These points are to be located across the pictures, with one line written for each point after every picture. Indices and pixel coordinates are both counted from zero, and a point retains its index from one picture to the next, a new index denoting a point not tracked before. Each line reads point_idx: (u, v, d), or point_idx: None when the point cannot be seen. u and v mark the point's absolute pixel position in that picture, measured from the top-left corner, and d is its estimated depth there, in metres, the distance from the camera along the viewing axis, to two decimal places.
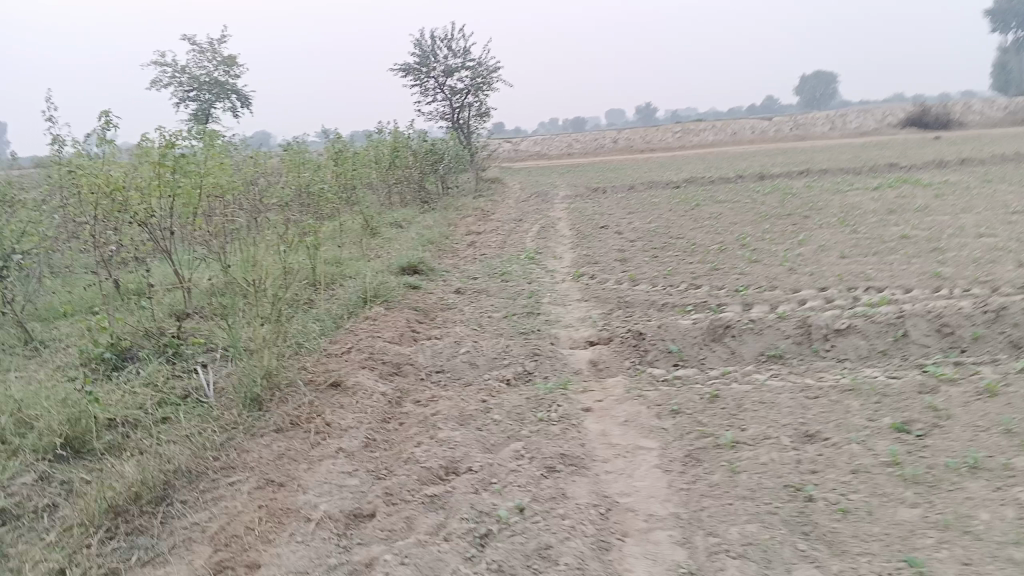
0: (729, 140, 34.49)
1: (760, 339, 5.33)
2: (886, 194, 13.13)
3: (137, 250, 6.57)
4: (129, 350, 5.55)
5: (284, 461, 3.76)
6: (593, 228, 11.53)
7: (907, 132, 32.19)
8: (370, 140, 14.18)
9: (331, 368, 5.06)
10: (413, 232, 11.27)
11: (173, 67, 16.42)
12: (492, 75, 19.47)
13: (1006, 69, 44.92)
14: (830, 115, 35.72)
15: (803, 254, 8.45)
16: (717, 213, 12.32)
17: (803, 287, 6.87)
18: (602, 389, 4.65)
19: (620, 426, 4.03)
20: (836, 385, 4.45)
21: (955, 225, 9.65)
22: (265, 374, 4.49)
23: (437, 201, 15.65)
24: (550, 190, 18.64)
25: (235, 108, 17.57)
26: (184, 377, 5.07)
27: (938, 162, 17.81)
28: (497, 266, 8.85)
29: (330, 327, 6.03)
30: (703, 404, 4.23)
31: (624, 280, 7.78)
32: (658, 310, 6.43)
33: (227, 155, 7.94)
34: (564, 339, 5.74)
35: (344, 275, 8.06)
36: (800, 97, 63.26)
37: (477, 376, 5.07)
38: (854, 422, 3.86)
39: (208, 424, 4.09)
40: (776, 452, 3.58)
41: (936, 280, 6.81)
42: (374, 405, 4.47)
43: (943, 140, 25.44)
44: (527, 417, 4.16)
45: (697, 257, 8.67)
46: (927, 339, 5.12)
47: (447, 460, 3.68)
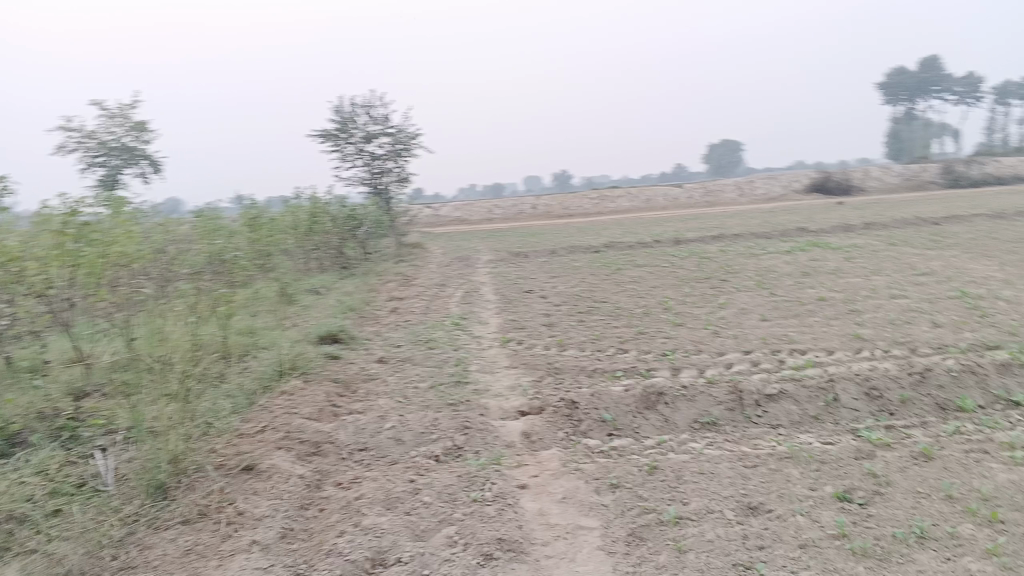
0: (644, 205, 35.33)
1: (693, 406, 5.23)
2: (799, 257, 13.51)
3: (33, 324, 6.12)
4: (19, 435, 5.09)
5: (191, 558, 3.39)
6: (517, 293, 11.43)
7: (811, 197, 33.65)
8: (287, 205, 13.86)
9: (244, 449, 4.71)
10: (332, 299, 10.95)
11: (80, 132, 15.84)
12: (411, 142, 19.49)
13: (897, 140, 47.78)
14: (739, 182, 37.07)
15: (726, 317, 8.52)
16: (639, 277, 12.42)
17: (729, 350, 6.87)
18: (536, 463, 4.45)
19: (557, 504, 3.82)
20: (773, 452, 4.36)
21: (868, 287, 9.93)
22: (171, 459, 4.13)
23: (357, 266, 15.36)
24: (471, 255, 18.57)
25: (145, 174, 17.02)
26: (81, 463, 4.65)
27: (844, 226, 18.54)
28: (421, 333, 8.62)
29: (244, 404, 5.67)
30: (642, 477, 4.07)
31: (551, 345, 7.66)
32: (588, 376, 6.30)
33: (134, 221, 7.58)
34: (493, 409, 5.54)
35: (259, 345, 7.69)
36: (708, 164, 65.62)
37: (403, 454, 4.80)
38: (796, 492, 3.76)
39: (106, 518, 3.71)
40: (722, 528, 3.44)
41: (857, 342, 6.91)
42: (292, 490, 4.15)
43: (845, 206, 26.62)
44: (459, 498, 3.91)
45: (622, 321, 8.64)
46: (857, 403, 5.13)
47: (375, 550, 3.40)
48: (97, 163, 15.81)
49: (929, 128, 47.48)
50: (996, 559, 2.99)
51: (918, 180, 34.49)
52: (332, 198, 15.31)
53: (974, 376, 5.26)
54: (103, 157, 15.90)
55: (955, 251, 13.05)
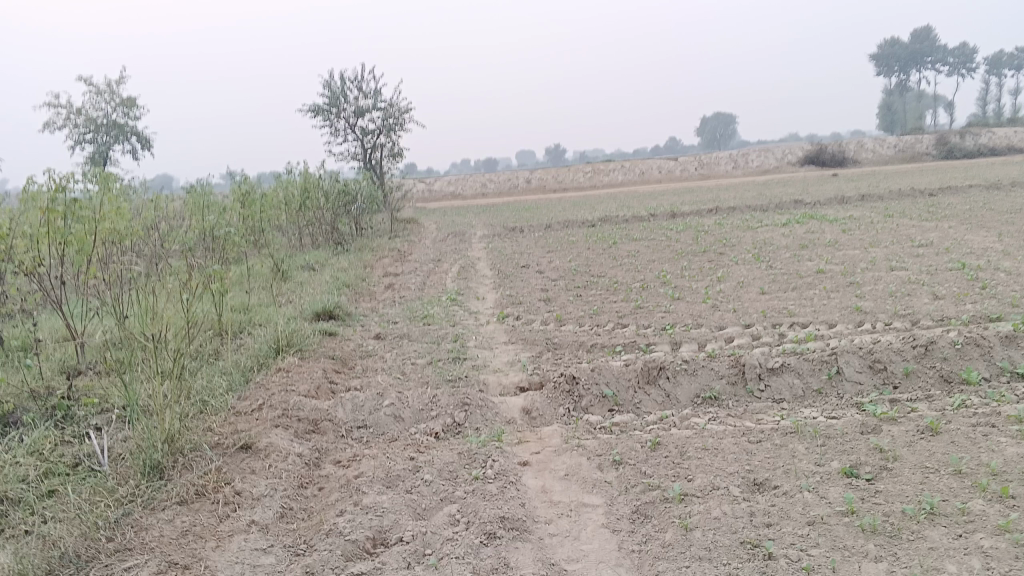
0: (638, 179, 35.16)
1: (695, 381, 5.16)
2: (795, 230, 13.43)
3: (23, 302, 6.01)
4: (11, 415, 4.99)
5: (189, 539, 3.30)
6: (513, 268, 11.35)
7: (805, 170, 33.52)
8: (280, 181, 13.71)
9: (241, 428, 4.62)
10: (327, 275, 10.85)
11: (68, 108, 15.62)
12: (404, 116, 19.29)
13: (891, 112, 47.59)
14: (733, 154, 36.87)
15: (724, 291, 8.45)
16: (635, 250, 12.33)
17: (729, 324, 6.80)
18: (538, 440, 4.38)
19: (560, 482, 3.76)
20: (778, 427, 4.30)
21: (866, 259, 9.87)
22: (166, 439, 4.05)
23: (351, 242, 15.22)
24: (466, 229, 18.45)
25: (135, 150, 16.81)
26: (75, 443, 4.57)
27: (840, 199, 18.44)
28: (417, 308, 8.53)
29: (239, 381, 5.59)
30: (645, 453, 4.01)
31: (549, 320, 7.59)
32: (587, 352, 6.24)
33: (123, 197, 7.46)
34: (492, 385, 5.47)
35: (253, 322, 7.60)
36: (702, 138, 65.32)
37: (402, 431, 4.73)
38: (802, 468, 3.71)
39: (101, 499, 3.63)
40: (728, 504, 3.38)
41: (858, 315, 6.85)
42: (290, 469, 4.07)
43: (840, 178, 26.53)
44: (460, 476, 3.85)
45: (620, 295, 8.57)
46: (860, 376, 5.08)
47: (376, 530, 3.33)
48: (86, 140, 15.61)
49: (923, 100, 47.28)
50: (1007, 536, 2.94)
51: (912, 152, 34.37)
52: (325, 173, 15.15)
53: (978, 348, 5.21)
54: (91, 133, 15.68)
55: (951, 222, 12.99)
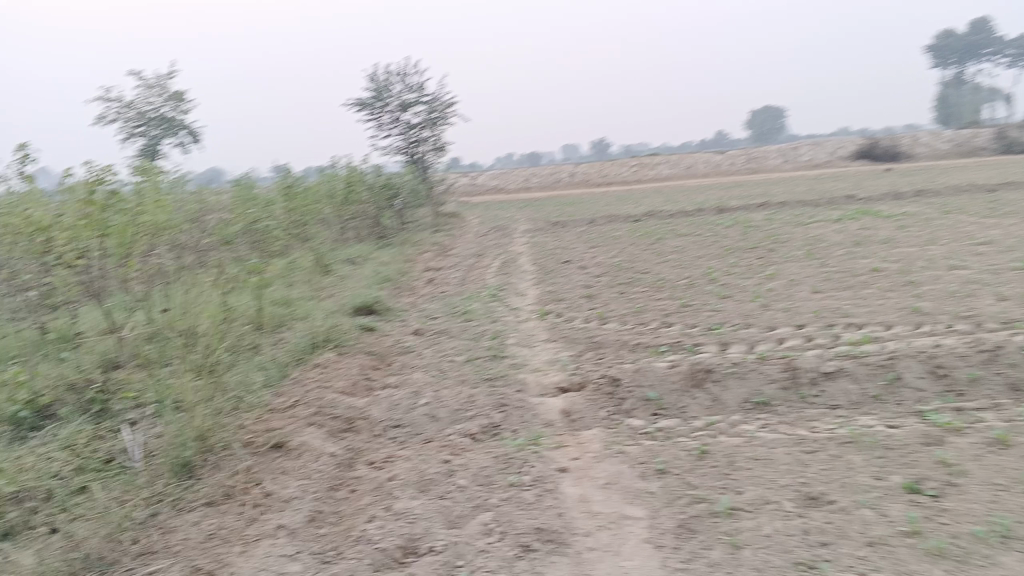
0: (685, 173, 34.64)
1: (745, 385, 4.93)
2: (848, 226, 13.01)
3: (65, 293, 6.02)
4: (49, 408, 4.97)
5: (214, 543, 3.20)
6: (556, 263, 11.16)
7: (857, 164, 32.68)
8: (324, 175, 13.70)
9: (274, 425, 4.50)
10: (368, 269, 10.78)
11: (119, 103, 15.81)
12: (448, 110, 19.16)
13: (947, 104, 46.19)
14: (783, 148, 36.12)
15: (775, 289, 8.16)
16: (681, 246, 12.04)
17: (780, 324, 6.53)
18: (577, 445, 4.20)
19: (600, 491, 3.58)
20: (833, 436, 4.06)
21: (924, 257, 9.47)
22: (198, 437, 3.96)
23: (394, 236, 15.18)
24: (508, 224, 18.27)
25: (184, 144, 16.96)
26: (109, 437, 4.52)
27: (895, 194, 17.85)
28: (457, 304, 8.40)
29: (276, 377, 5.49)
30: (692, 462, 3.80)
31: (592, 318, 7.39)
32: (630, 351, 6.03)
33: (166, 189, 7.43)
34: (532, 385, 5.30)
35: (293, 316, 7.53)
36: (750, 131, 64.20)
37: (438, 431, 4.59)
38: (860, 482, 3.47)
39: (130, 498, 3.56)
40: (780, 520, 3.18)
41: (917, 316, 6.53)
42: (322, 469, 3.95)
43: (893, 173, 25.79)
44: (495, 482, 3.69)
45: (665, 293, 8.33)
46: (921, 382, 4.79)
47: (406, 539, 3.19)
48: (137, 133, 15.80)
49: (981, 92, 45.80)
50: None
51: (971, 146, 33.27)
52: (368, 167, 15.12)
53: None
54: (143, 126, 15.86)
55: (1014, 219, 12.45)
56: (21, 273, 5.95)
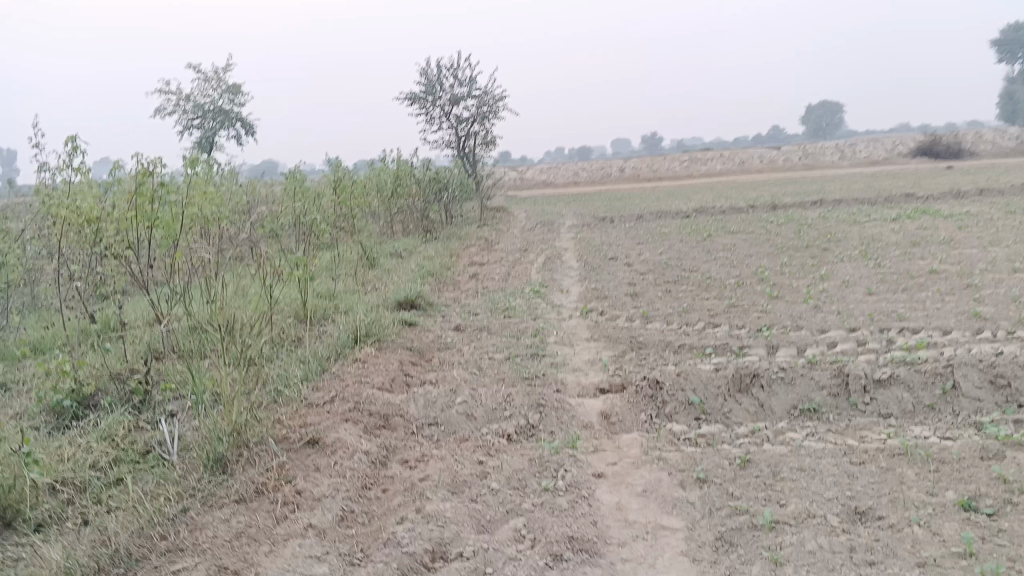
0: (738, 169, 34.06)
1: (792, 391, 4.76)
2: (906, 225, 12.61)
3: (112, 283, 6.09)
4: (93, 397, 5.02)
5: (242, 542, 3.18)
6: (602, 260, 11.03)
7: (917, 161, 31.73)
8: (373, 168, 13.76)
9: (310, 420, 4.47)
10: (413, 262, 10.77)
11: (177, 95, 16.08)
12: (498, 104, 19.09)
13: (1013, 100, 44.61)
14: (839, 144, 35.27)
15: (827, 290, 7.91)
16: (731, 244, 11.79)
17: (831, 327, 6.32)
18: (615, 449, 4.09)
19: (637, 499, 3.47)
20: (884, 447, 3.88)
21: (985, 259, 9.11)
22: (232, 431, 3.94)
23: (441, 230, 15.17)
24: (556, 219, 18.15)
25: (239, 136, 17.19)
26: (149, 428, 4.54)
27: (956, 192, 17.26)
28: (500, 300, 8.33)
29: (315, 370, 5.48)
30: (733, 471, 3.67)
31: (636, 317, 7.26)
32: (674, 353, 5.89)
33: (215, 180, 7.47)
34: (571, 386, 5.20)
35: (337, 309, 7.53)
36: (806, 127, 62.90)
37: (475, 431, 4.52)
38: (911, 497, 3.30)
39: (163, 492, 3.56)
40: (825, 536, 3.03)
41: (976, 321, 6.25)
42: (355, 467, 3.90)
43: (955, 171, 24.97)
44: (529, 486, 3.61)
45: (712, 292, 8.15)
46: (979, 392, 4.57)
47: (436, 543, 3.12)
48: (193, 125, 16.06)
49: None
50: None
51: None
52: (417, 160, 15.13)
53: None
54: (199, 118, 16.11)
55: None
56: (70, 262, 6.04)
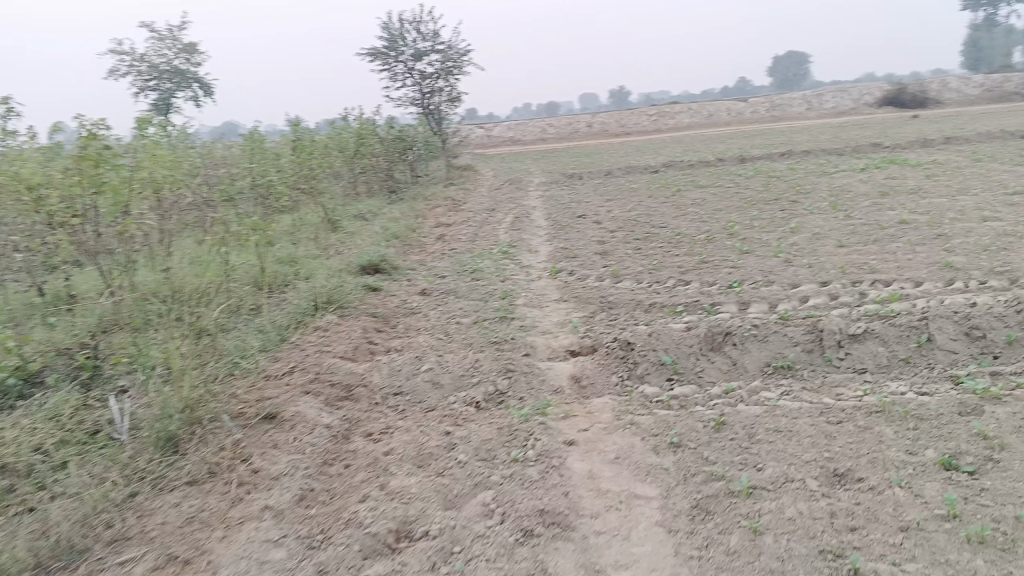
0: (706, 123, 33.87)
1: (766, 348, 4.65)
2: (874, 176, 12.55)
3: (59, 253, 5.77)
4: (40, 374, 4.77)
5: (195, 528, 3.01)
6: (571, 218, 10.85)
7: (883, 111, 31.76)
8: (334, 128, 13.36)
9: (268, 394, 4.27)
10: (378, 225, 10.50)
11: (131, 55, 15.47)
12: (462, 59, 18.64)
13: (976, 48, 44.75)
14: (806, 95, 35.16)
15: (797, 243, 7.80)
16: (700, 199, 11.67)
17: (803, 281, 6.22)
18: (587, 415, 3.96)
19: (609, 466, 3.34)
20: (861, 405, 3.78)
21: (954, 208, 9.06)
22: (185, 408, 3.75)
23: (406, 190, 14.87)
24: (523, 177, 17.89)
25: (197, 98, 16.62)
26: (98, 406, 4.33)
27: (922, 141, 17.27)
28: (467, 262, 8.14)
29: (274, 340, 5.26)
30: (708, 435, 3.55)
31: (605, 276, 7.12)
32: (644, 312, 5.76)
33: (166, 142, 7.11)
34: (540, 349, 5.06)
35: (299, 275, 7.29)
36: (772, 79, 62.73)
37: (441, 400, 4.36)
38: (891, 457, 3.21)
39: (110, 478, 3.36)
40: (805, 501, 2.93)
41: (948, 272, 6.17)
42: (315, 442, 3.72)
43: (921, 119, 24.99)
44: (498, 457, 3.46)
45: (683, 248, 8.02)
46: (954, 345, 4.49)
47: (400, 522, 2.97)
48: (149, 87, 15.48)
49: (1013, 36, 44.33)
50: None
51: (1001, 90, 32.24)
52: (380, 120, 14.76)
53: None
54: (154, 80, 15.53)
55: None
56: (14, 232, 5.68)
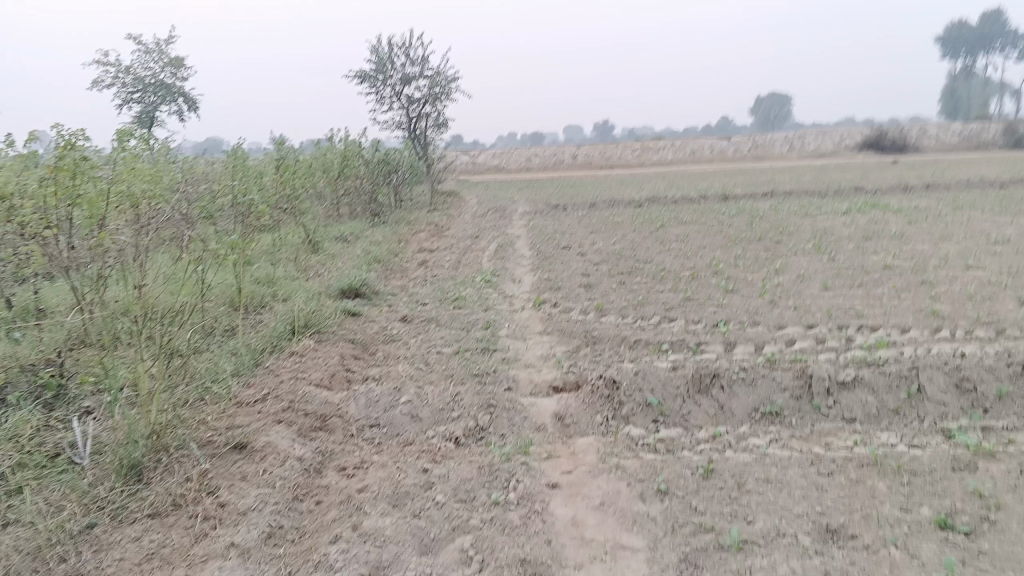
0: (689, 159, 34.14)
1: (754, 392, 4.55)
2: (857, 219, 12.60)
3: (30, 265, 5.57)
4: (1, 391, 4.57)
5: (154, 567, 2.84)
6: (555, 249, 10.78)
7: (864, 155, 32.18)
8: (319, 149, 13.24)
9: (238, 421, 4.09)
10: (360, 248, 10.36)
11: (115, 67, 15.30)
12: (450, 85, 18.64)
13: (954, 98, 45.61)
14: (788, 136, 35.56)
15: (783, 284, 7.76)
16: (684, 235, 11.65)
17: (789, 323, 6.15)
18: (570, 456, 3.82)
19: (593, 513, 3.21)
20: (852, 456, 3.68)
21: (937, 255, 9.07)
22: (151, 435, 3.57)
23: (389, 213, 14.76)
24: (507, 205, 17.85)
25: (181, 112, 16.44)
26: (60, 426, 4.13)
27: (903, 186, 17.42)
28: (449, 289, 8.02)
29: (248, 364, 5.09)
30: (696, 483, 3.42)
31: (589, 309, 7.02)
32: (629, 349, 5.66)
33: (145, 154, 6.94)
34: (522, 384, 4.93)
35: (276, 296, 7.13)
36: (755, 118, 63.56)
37: (419, 434, 4.21)
38: (884, 514, 3.10)
39: (68, 507, 3.18)
40: (797, 558, 2.81)
41: (934, 319, 6.13)
42: (286, 475, 3.56)
43: (900, 164, 25.32)
44: (478, 499, 3.31)
45: (667, 284, 7.95)
46: (944, 396, 4.42)
47: (372, 567, 2.81)
48: (132, 99, 15.30)
49: (991, 86, 45.12)
50: None
51: (979, 140, 32.80)
52: (366, 142, 14.67)
53: None
54: (138, 93, 15.35)
55: None
56: None
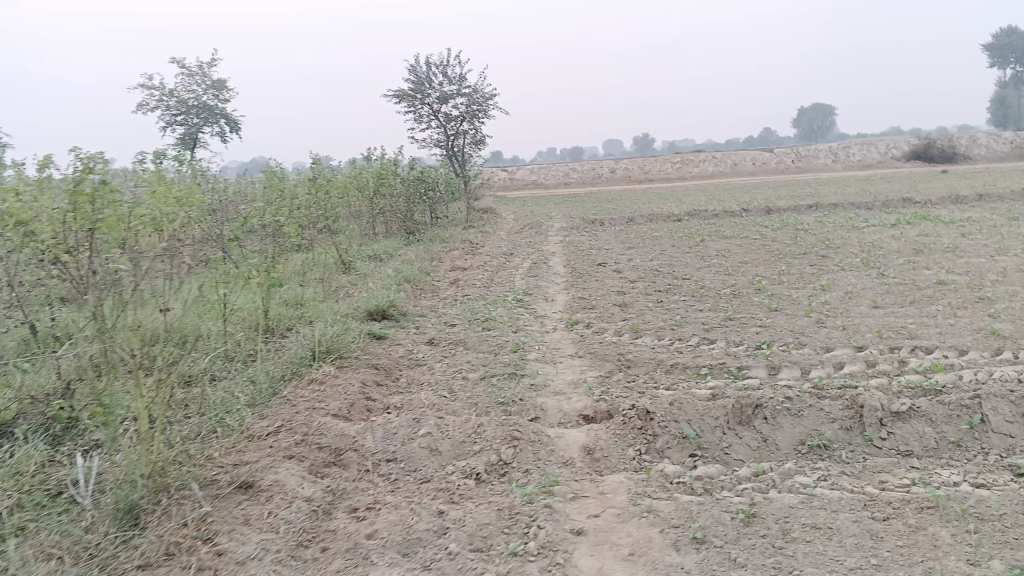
0: (730, 171, 33.59)
1: (799, 424, 4.20)
2: (907, 231, 12.10)
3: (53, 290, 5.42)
4: (12, 423, 4.40)
5: None
6: (591, 266, 10.50)
7: (912, 165, 31.28)
8: (354, 167, 13.13)
9: (248, 457, 3.88)
10: (392, 267, 10.19)
11: (160, 90, 15.45)
12: (487, 102, 18.50)
13: (1004, 105, 44.22)
14: (833, 147, 34.78)
15: (829, 302, 7.37)
16: (726, 250, 11.27)
17: (836, 345, 5.78)
18: (598, 496, 3.54)
19: (622, 565, 2.92)
20: (910, 498, 3.33)
21: (994, 269, 8.59)
22: (150, 474, 3.36)
23: (425, 231, 14.61)
24: (545, 221, 17.60)
25: (223, 134, 16.53)
26: (66, 462, 3.95)
27: (955, 197, 16.77)
28: (479, 309, 7.78)
29: (264, 395, 4.87)
30: (736, 529, 3.11)
31: (623, 330, 6.72)
32: (665, 374, 5.35)
33: (171, 176, 6.82)
34: (550, 413, 4.65)
35: (302, 318, 6.95)
36: (798, 130, 62.49)
37: (438, 470, 3.95)
38: (950, 568, 2.75)
39: (58, 559, 2.97)
40: None
41: (995, 340, 5.70)
42: (292, 518, 3.32)
43: (950, 175, 24.48)
44: (495, 547, 3.04)
45: (707, 303, 7.61)
46: (1011, 428, 4.02)
47: None
48: (176, 122, 15.42)
49: None
50: None
51: None
52: (402, 160, 14.55)
53: None
54: (182, 116, 15.46)
55: None
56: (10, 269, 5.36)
